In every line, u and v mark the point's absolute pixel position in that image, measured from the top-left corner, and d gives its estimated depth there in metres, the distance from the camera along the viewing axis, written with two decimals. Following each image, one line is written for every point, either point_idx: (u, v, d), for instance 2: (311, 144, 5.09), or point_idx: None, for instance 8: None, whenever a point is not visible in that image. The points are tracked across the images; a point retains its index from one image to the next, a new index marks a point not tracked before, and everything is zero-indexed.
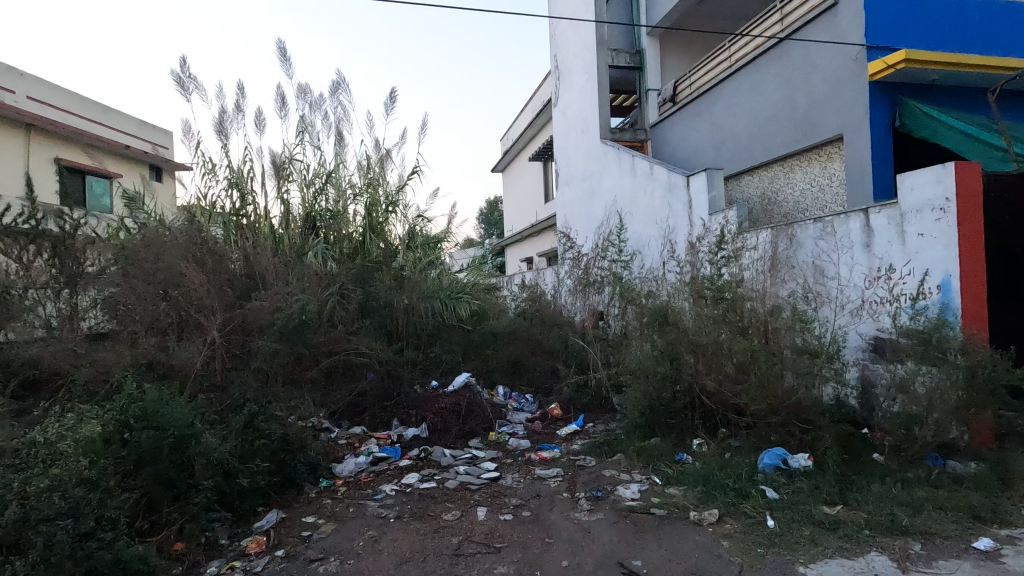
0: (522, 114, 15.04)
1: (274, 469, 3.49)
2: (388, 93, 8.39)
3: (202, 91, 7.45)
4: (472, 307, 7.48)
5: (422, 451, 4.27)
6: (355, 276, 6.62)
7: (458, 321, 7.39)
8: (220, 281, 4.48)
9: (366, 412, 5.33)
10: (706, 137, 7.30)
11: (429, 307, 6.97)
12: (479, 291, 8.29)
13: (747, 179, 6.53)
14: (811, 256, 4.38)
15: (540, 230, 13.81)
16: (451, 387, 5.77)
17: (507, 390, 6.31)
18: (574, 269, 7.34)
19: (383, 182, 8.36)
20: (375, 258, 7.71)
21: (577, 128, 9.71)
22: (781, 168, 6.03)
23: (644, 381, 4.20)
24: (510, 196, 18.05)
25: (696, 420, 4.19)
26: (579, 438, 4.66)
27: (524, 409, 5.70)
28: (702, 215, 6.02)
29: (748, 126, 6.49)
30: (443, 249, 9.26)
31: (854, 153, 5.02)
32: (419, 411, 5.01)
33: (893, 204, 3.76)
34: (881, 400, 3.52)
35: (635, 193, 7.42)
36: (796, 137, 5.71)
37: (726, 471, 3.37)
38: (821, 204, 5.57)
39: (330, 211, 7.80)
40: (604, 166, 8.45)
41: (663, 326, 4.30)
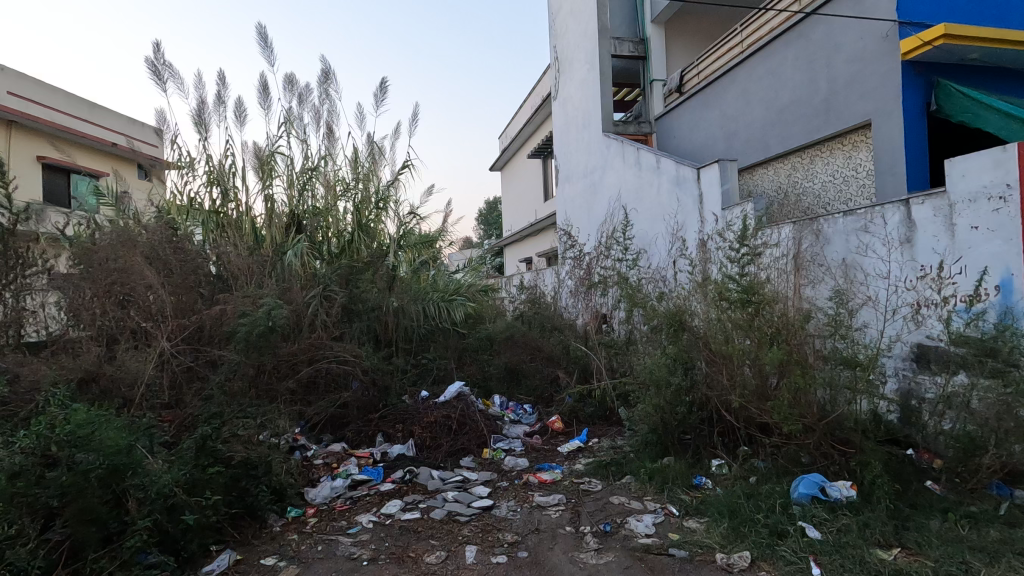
0: (521, 109, 14.60)
1: (234, 499, 3.04)
2: (379, 84, 7.95)
3: (177, 80, 7.03)
4: (468, 309, 7.03)
5: (407, 473, 3.81)
6: (341, 277, 6.18)
7: (452, 325, 6.95)
8: (183, 283, 4.02)
9: (350, 426, 4.88)
10: (717, 129, 6.86)
11: (421, 310, 6.52)
12: (475, 293, 7.83)
13: (762, 172, 6.08)
14: (841, 254, 3.94)
15: (540, 229, 13.36)
16: (443, 398, 5.32)
17: (504, 400, 5.85)
18: (575, 268, 6.90)
19: (373, 178, 7.91)
20: (364, 257, 7.25)
21: (578, 121, 9.27)
22: (800, 159, 5.58)
23: (656, 394, 3.75)
24: (509, 195, 17.61)
25: (715, 438, 3.74)
26: (582, 456, 4.20)
27: (522, 421, 5.25)
28: (714, 209, 5.58)
29: (763, 114, 6.04)
30: (438, 249, 8.82)
31: (883, 140, 4.58)
32: (406, 425, 4.56)
33: (941, 194, 3.30)
34: (929, 418, 3.07)
35: (640, 188, 6.97)
36: (818, 125, 5.27)
37: (754, 501, 2.92)
38: (845, 197, 5.12)
39: (317, 208, 7.35)
40: (607, 160, 8.00)
41: (677, 332, 3.85)
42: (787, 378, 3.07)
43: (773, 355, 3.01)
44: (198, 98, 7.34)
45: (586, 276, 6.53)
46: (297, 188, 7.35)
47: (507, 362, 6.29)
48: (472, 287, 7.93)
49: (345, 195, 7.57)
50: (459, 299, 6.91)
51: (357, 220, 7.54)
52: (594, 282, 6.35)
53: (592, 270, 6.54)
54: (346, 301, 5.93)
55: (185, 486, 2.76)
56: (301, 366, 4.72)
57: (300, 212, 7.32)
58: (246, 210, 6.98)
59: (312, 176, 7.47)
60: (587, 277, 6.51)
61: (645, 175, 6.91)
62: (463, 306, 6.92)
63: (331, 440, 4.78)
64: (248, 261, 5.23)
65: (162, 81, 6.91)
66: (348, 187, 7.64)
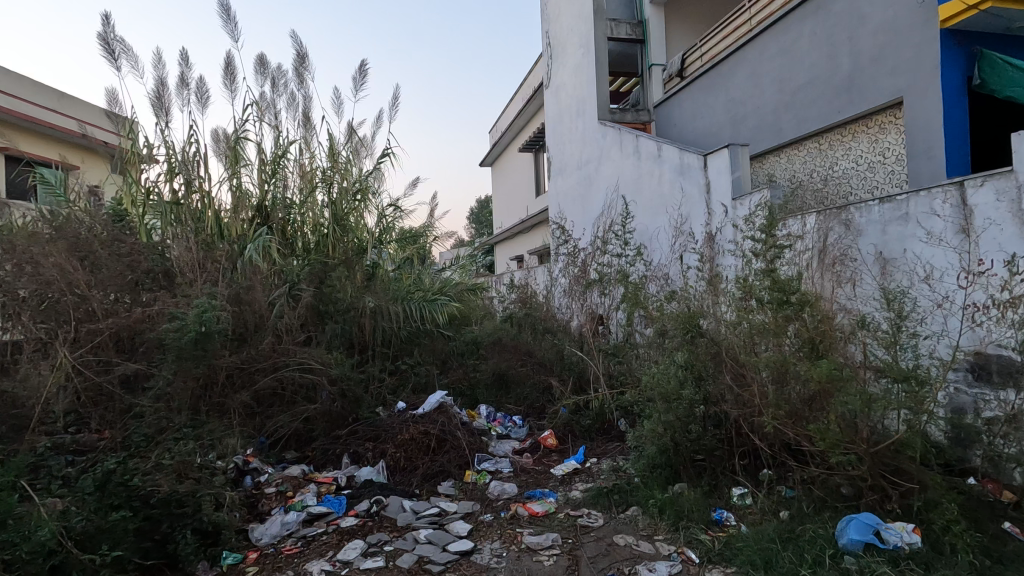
0: (513, 101, 14.01)
1: (152, 547, 2.49)
2: (357, 65, 7.36)
3: (133, 57, 6.40)
4: (453, 310, 6.44)
5: (374, 504, 3.24)
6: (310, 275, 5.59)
7: (436, 327, 6.35)
8: (112, 284, 3.45)
9: (315, 444, 4.30)
10: (722, 114, 6.34)
11: (401, 311, 5.92)
12: (462, 293, 7.24)
13: (774, 160, 5.56)
14: (877, 247, 3.41)
15: (531, 226, 12.79)
16: (422, 409, 4.74)
17: (491, 409, 5.28)
18: (570, 266, 6.35)
19: (350, 167, 7.30)
20: (340, 254, 6.63)
21: (571, 110, 8.72)
22: (817, 144, 5.07)
23: (666, 411, 3.21)
24: (499, 191, 17.01)
25: (736, 462, 3.20)
26: (580, 480, 3.65)
27: (510, 435, 4.69)
28: (723, 199, 5.05)
29: (775, 97, 5.52)
30: (422, 245, 8.23)
31: (917, 120, 4.07)
32: (378, 444, 3.98)
33: (1005, 173, 2.78)
34: (997, 441, 2.57)
35: (640, 178, 6.43)
36: (839, 106, 4.75)
37: (792, 549, 2.40)
38: (870, 185, 4.60)
39: (287, 200, 6.73)
40: (603, 150, 7.46)
41: (690, 338, 3.30)
42: (826, 396, 2.55)
43: (812, 369, 2.49)
44: (158, 78, 6.70)
45: (580, 274, 5.99)
46: (267, 177, 6.72)
47: (495, 367, 5.68)
48: (458, 286, 7.35)
49: (319, 182, 6.89)
50: (443, 299, 6.32)
51: (331, 210, 6.85)
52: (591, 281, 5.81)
53: (588, 267, 5.99)
54: (315, 300, 5.36)
55: (78, 538, 2.20)
56: (256, 374, 4.13)
57: (267, 200, 6.62)
58: (210, 200, 6.35)
59: (284, 164, 6.86)
60: (582, 275, 5.97)
61: (644, 165, 6.38)
62: (448, 305, 6.30)
63: (293, 461, 4.18)
64: (202, 254, 4.62)
65: (116, 58, 6.28)
66: (323, 175, 6.99)
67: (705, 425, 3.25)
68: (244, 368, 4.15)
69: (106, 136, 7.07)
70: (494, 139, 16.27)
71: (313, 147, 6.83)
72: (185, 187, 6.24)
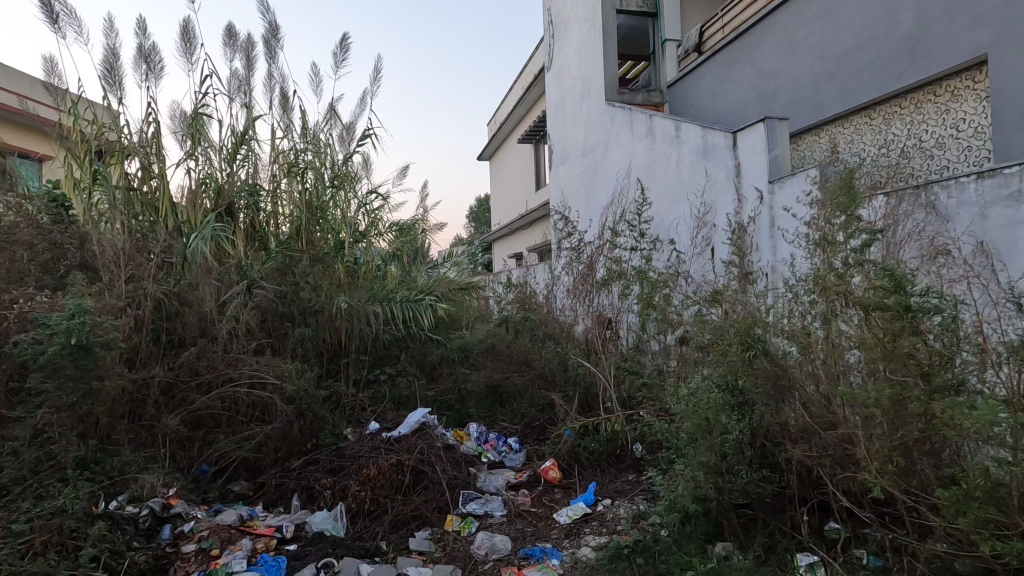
0: (511, 89, 13.24)
1: None
2: (338, 37, 6.59)
3: (76, 20, 5.59)
4: (441, 311, 5.69)
5: (321, 569, 2.50)
6: (274, 272, 4.83)
7: (422, 331, 5.59)
8: None
9: (267, 475, 3.54)
10: (750, 89, 5.58)
11: (381, 312, 5.16)
12: (452, 292, 6.48)
13: (814, 140, 4.82)
14: (975, 234, 2.72)
15: (531, 222, 12.01)
16: (401, 430, 3.98)
17: (481, 429, 4.33)
18: (575, 263, 5.59)
19: (329, 150, 6.53)
20: (314, 248, 5.87)
21: (574, 92, 7.95)
22: (871, 118, 4.32)
23: (706, 451, 2.45)
24: (497, 186, 16.23)
25: (799, 517, 2.45)
26: (590, 531, 2.90)
27: (505, 464, 3.92)
28: (757, 182, 4.28)
29: (813, 66, 4.76)
30: (409, 240, 7.45)
31: (1007, 82, 3.31)
32: (340, 479, 3.23)
33: None
34: None
35: (654, 162, 5.67)
36: (899, 71, 3.97)
37: None
38: (938, 164, 3.85)
39: (254, 185, 5.95)
40: (612, 134, 6.69)
41: (738, 355, 2.53)
42: (959, 441, 1.81)
43: (930, 410, 1.73)
44: (109, 47, 5.86)
45: (587, 272, 5.23)
46: (233, 161, 5.95)
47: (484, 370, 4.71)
48: (448, 284, 6.60)
49: (292, 167, 6.12)
50: (429, 299, 5.57)
51: (305, 198, 6.09)
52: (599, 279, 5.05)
53: (595, 263, 5.23)
54: (279, 299, 4.60)
55: None
56: (188, 391, 3.43)
57: (230, 184, 5.78)
58: (164, 185, 5.56)
59: (254, 147, 6.08)
60: (589, 274, 5.22)
61: (660, 147, 5.61)
62: (434, 307, 5.55)
63: (239, 497, 3.43)
64: (135, 243, 3.84)
65: (55, 20, 5.45)
66: (297, 159, 6.22)
67: (754, 465, 2.53)
68: (175, 384, 3.48)
69: (50, 113, 6.22)
70: (492, 131, 15.50)
71: (284, 126, 6.04)
72: (137, 172, 5.46)
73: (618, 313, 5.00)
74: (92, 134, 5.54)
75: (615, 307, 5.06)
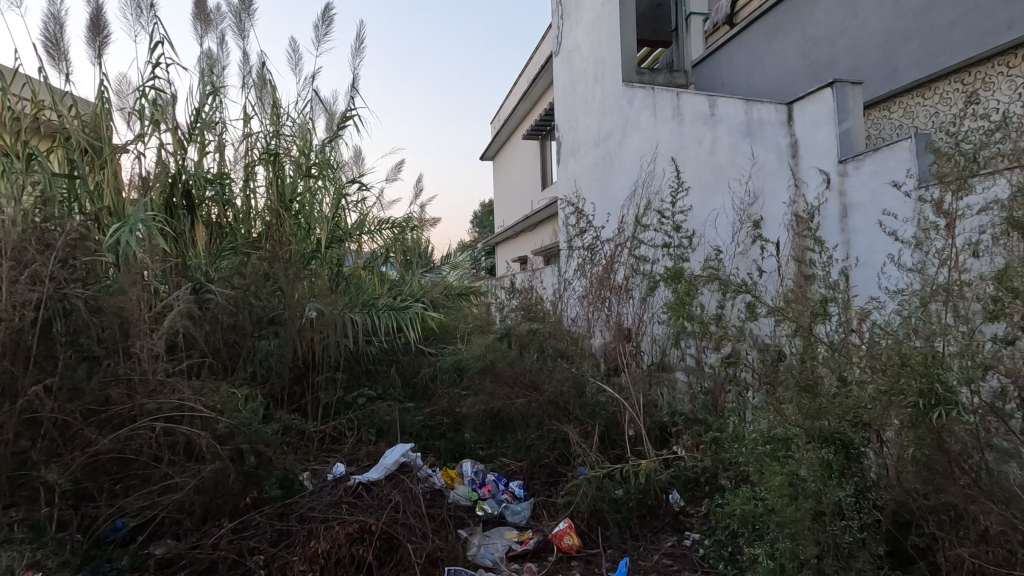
0: (516, 82, 12.45)
1: None
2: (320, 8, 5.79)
3: None
4: (432, 321, 4.86)
5: None
6: (229, 276, 4.01)
7: (409, 343, 4.74)
8: None
9: (195, 536, 2.74)
10: (797, 60, 4.74)
11: (358, 323, 4.34)
12: (446, 298, 5.64)
13: (885, 113, 4.00)
14: None
15: (537, 222, 11.15)
16: (376, 470, 3.18)
17: (474, 468, 3.51)
18: (591, 266, 4.76)
19: (308, 134, 5.70)
20: (286, 247, 5.05)
21: (585, 77, 7.14)
22: (964, 84, 3.47)
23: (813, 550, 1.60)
24: (500, 186, 15.39)
25: None
26: None
27: (507, 517, 3.09)
28: (822, 163, 3.46)
29: (883, 25, 3.92)
30: (401, 239, 6.62)
31: None
32: (279, 555, 2.55)
33: None
34: None
35: (683, 147, 4.83)
36: (1007, 20, 3.14)
37: None
38: None
39: (220, 175, 5.14)
40: (631, 119, 5.87)
41: None
42: None
43: None
44: (51, 13, 5.04)
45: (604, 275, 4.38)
46: (196, 146, 5.14)
47: (484, 387, 3.82)
48: (442, 289, 5.76)
49: (263, 154, 5.30)
50: (417, 308, 4.75)
51: (278, 189, 5.27)
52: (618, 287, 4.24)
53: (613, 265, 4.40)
54: (234, 308, 3.79)
55: None
56: (81, 432, 2.57)
57: (191, 171, 4.96)
58: (111, 174, 4.74)
59: (221, 130, 5.27)
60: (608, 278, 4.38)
61: (691, 130, 4.77)
62: (423, 317, 4.72)
63: (159, 567, 2.63)
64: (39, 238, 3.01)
65: None
66: (270, 144, 5.39)
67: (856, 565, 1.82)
68: (70, 424, 2.65)
69: None
70: (495, 129, 14.72)
71: (255, 108, 5.24)
72: (79, 157, 4.64)
73: (642, 327, 4.19)
74: (28, 114, 4.72)
75: (639, 322, 4.22)
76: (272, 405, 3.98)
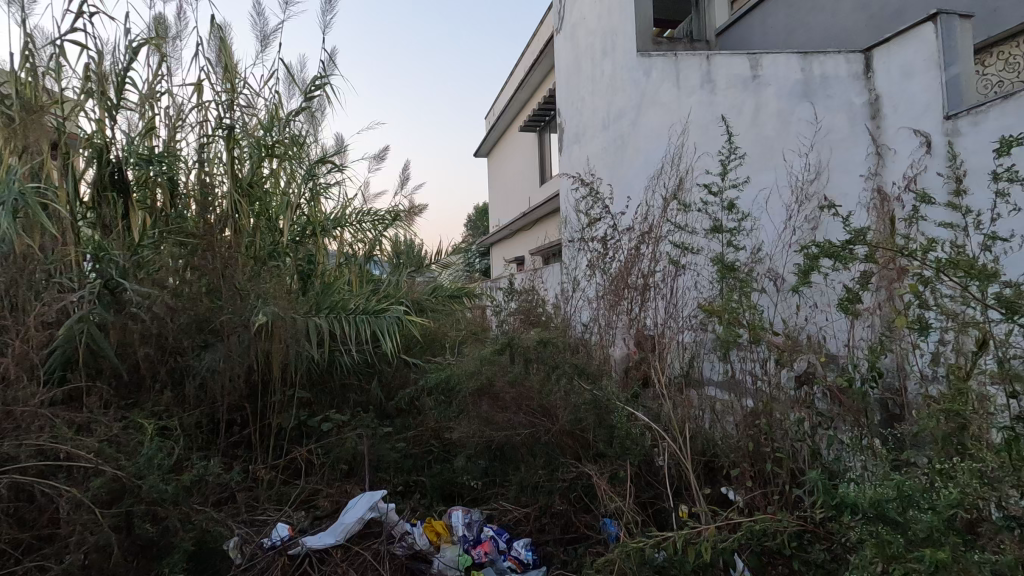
0: (511, 71, 11.65)
1: None
2: None
3: None
4: (415, 328, 4.04)
5: None
6: (161, 273, 3.20)
7: (386, 354, 3.93)
8: None
9: None
10: (852, 14, 3.99)
11: (325, 330, 3.51)
12: (433, 301, 4.81)
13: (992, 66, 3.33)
14: None
15: (535, 220, 10.33)
16: (331, 539, 2.38)
17: (463, 514, 2.74)
18: (606, 263, 3.99)
19: (271, 108, 4.85)
20: (241, 240, 4.21)
21: (590, 52, 6.36)
22: None
23: None
24: (494, 183, 14.56)
25: None
26: None
27: None
28: (919, 121, 2.75)
29: None
30: (381, 232, 5.78)
31: None
32: None
33: None
34: None
35: (716, 118, 4.07)
36: None
37: None
38: None
39: (164, 153, 4.27)
40: (647, 93, 5.11)
41: None
42: None
43: None
44: None
45: (627, 272, 3.76)
46: (139, 124, 4.29)
47: (478, 412, 3.00)
48: (428, 290, 4.92)
49: (219, 130, 4.47)
50: (397, 312, 3.92)
51: (234, 170, 4.43)
52: (649, 293, 3.61)
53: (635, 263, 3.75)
54: (161, 313, 3.00)
55: None
56: None
57: (129, 148, 4.09)
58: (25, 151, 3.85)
59: (169, 103, 4.44)
60: (629, 276, 3.75)
61: (728, 98, 4.01)
62: (406, 323, 3.89)
63: None
64: None
65: None
66: (227, 118, 4.55)
67: None
68: None
69: None
70: (490, 122, 13.90)
71: (207, 74, 4.41)
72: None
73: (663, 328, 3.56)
74: None
75: (657, 320, 3.67)
76: (214, 435, 3.15)
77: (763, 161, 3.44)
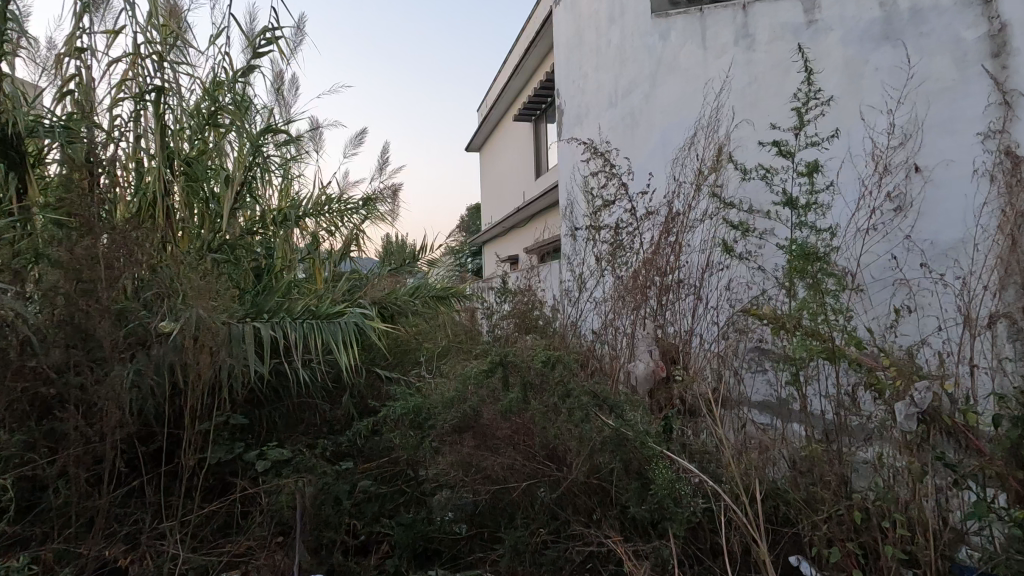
0: (506, 56, 10.81)
1: None
2: None
3: None
4: (380, 338, 3.25)
5: None
6: (37, 268, 2.37)
7: (346, 371, 3.14)
8: None
9: None
10: None
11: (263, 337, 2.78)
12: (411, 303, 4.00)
13: None
14: None
15: (531, 215, 9.56)
16: None
17: None
18: (622, 258, 3.22)
19: (217, 69, 3.99)
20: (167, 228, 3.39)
21: None
22: None
23: None
24: (487, 179, 13.77)
25: None
26: None
27: None
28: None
29: None
30: (355, 225, 5.00)
31: None
32: None
33: None
34: None
35: (759, 78, 3.39)
36: None
37: None
38: None
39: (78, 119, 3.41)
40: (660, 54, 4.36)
41: None
42: None
43: None
44: None
45: (656, 270, 2.97)
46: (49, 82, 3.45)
47: (455, 455, 2.18)
48: (408, 291, 4.12)
49: (149, 92, 3.61)
50: (355, 317, 3.15)
51: (167, 144, 3.60)
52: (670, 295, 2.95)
53: (656, 254, 3.02)
54: (28, 317, 2.17)
55: None
56: None
57: (28, 112, 3.23)
58: None
59: (85, 58, 3.57)
60: (658, 275, 2.97)
61: (772, 53, 3.37)
62: (366, 331, 3.18)
63: None
64: None
65: None
66: (160, 78, 3.68)
67: None
68: None
69: None
70: (483, 114, 13.10)
71: (131, 22, 3.53)
72: None
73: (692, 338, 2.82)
74: None
75: (684, 327, 2.93)
76: (101, 486, 2.30)
77: (836, 121, 3.03)
